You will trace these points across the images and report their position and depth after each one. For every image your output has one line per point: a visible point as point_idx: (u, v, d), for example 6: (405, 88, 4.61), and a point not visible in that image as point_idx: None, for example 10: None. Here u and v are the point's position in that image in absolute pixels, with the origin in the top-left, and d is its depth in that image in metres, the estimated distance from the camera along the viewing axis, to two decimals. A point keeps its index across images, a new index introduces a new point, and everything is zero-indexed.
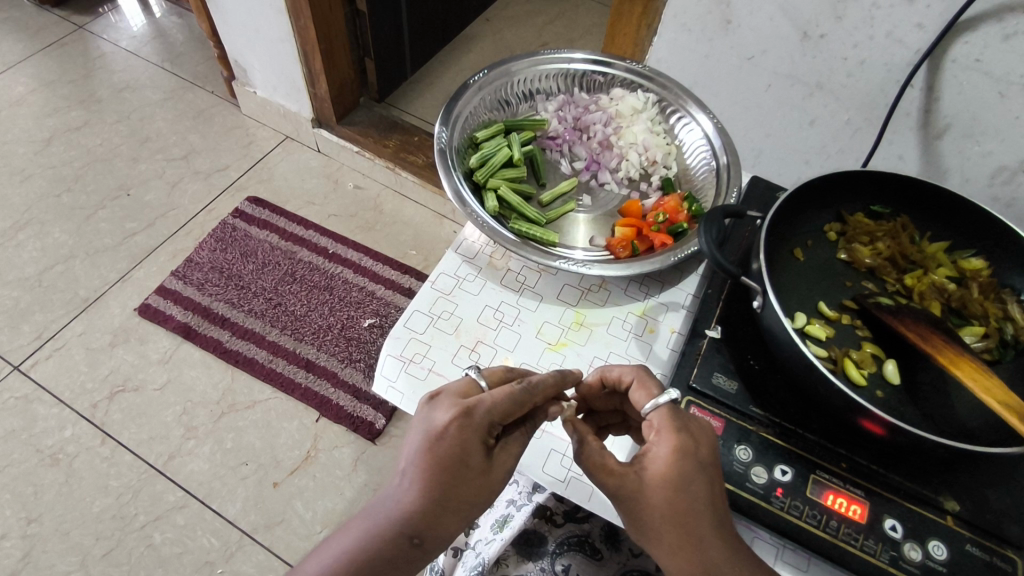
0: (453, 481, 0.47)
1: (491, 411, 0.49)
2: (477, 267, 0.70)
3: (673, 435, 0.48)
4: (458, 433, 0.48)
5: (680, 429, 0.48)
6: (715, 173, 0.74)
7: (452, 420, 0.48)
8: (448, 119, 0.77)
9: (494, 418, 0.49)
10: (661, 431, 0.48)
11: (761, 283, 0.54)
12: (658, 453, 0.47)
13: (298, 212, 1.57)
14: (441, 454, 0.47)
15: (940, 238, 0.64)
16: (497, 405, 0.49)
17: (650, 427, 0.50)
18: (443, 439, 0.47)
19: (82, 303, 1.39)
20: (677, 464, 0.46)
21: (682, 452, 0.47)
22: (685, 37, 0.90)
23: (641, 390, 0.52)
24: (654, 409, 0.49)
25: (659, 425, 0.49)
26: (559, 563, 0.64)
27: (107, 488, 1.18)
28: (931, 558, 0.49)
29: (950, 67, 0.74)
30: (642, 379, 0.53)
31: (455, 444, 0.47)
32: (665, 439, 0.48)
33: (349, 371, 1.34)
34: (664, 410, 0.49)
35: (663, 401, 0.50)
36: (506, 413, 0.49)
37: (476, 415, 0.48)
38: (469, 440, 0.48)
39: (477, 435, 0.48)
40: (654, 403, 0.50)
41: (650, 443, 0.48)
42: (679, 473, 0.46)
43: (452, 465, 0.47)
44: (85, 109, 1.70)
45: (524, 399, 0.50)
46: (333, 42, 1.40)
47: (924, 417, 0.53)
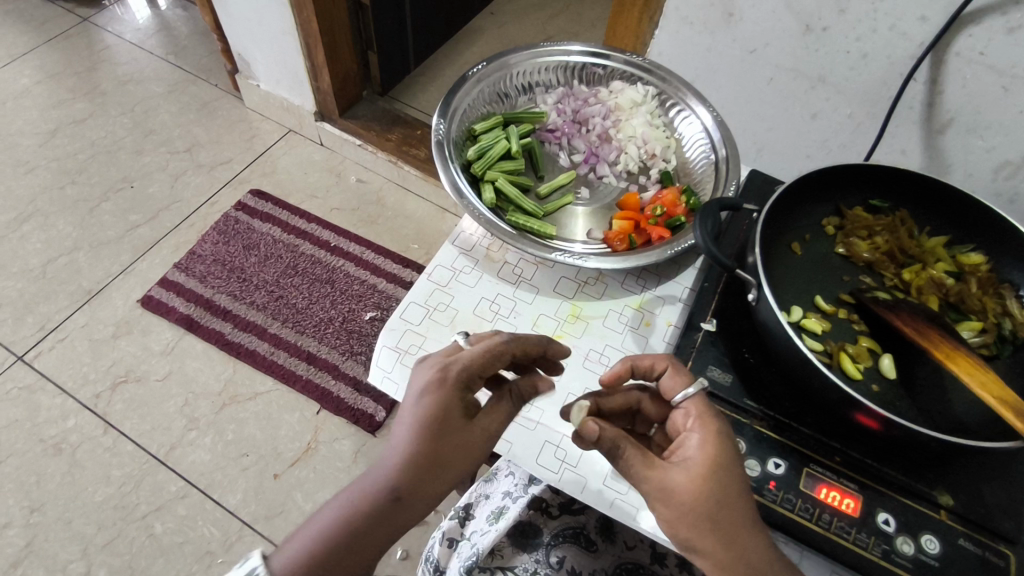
0: (435, 429, 0.47)
1: (474, 362, 0.50)
2: (474, 259, 0.70)
3: (711, 419, 0.50)
4: (437, 390, 0.48)
5: (716, 419, 0.50)
6: (714, 167, 0.74)
7: (439, 368, 0.49)
8: (446, 111, 0.77)
9: (480, 371, 0.50)
10: (702, 416, 0.50)
11: (756, 277, 0.54)
12: (699, 440, 0.49)
13: (301, 205, 1.57)
14: (422, 405, 0.48)
15: (940, 232, 0.63)
16: (475, 358, 0.50)
17: (684, 416, 0.51)
18: (426, 387, 0.49)
19: (85, 294, 1.39)
20: (720, 451, 0.48)
21: (720, 436, 0.49)
22: (687, 30, 0.90)
23: (675, 377, 0.52)
24: (693, 395, 0.51)
25: (698, 414, 0.50)
26: (553, 555, 0.65)
27: (109, 478, 1.19)
28: (924, 552, 0.49)
29: (953, 60, 0.73)
30: (675, 368, 0.53)
31: (440, 394, 0.48)
32: (707, 425, 0.49)
33: (349, 364, 1.34)
34: (699, 400, 0.51)
35: (696, 391, 0.51)
36: (484, 362, 0.50)
37: (453, 370, 0.49)
38: (454, 387, 0.48)
39: (457, 391, 0.49)
40: (694, 388, 0.51)
41: (687, 433, 0.50)
42: (724, 460, 0.48)
43: (431, 416, 0.47)
44: (90, 101, 1.70)
45: (506, 348, 0.51)
46: (337, 35, 1.40)
47: (919, 411, 0.53)
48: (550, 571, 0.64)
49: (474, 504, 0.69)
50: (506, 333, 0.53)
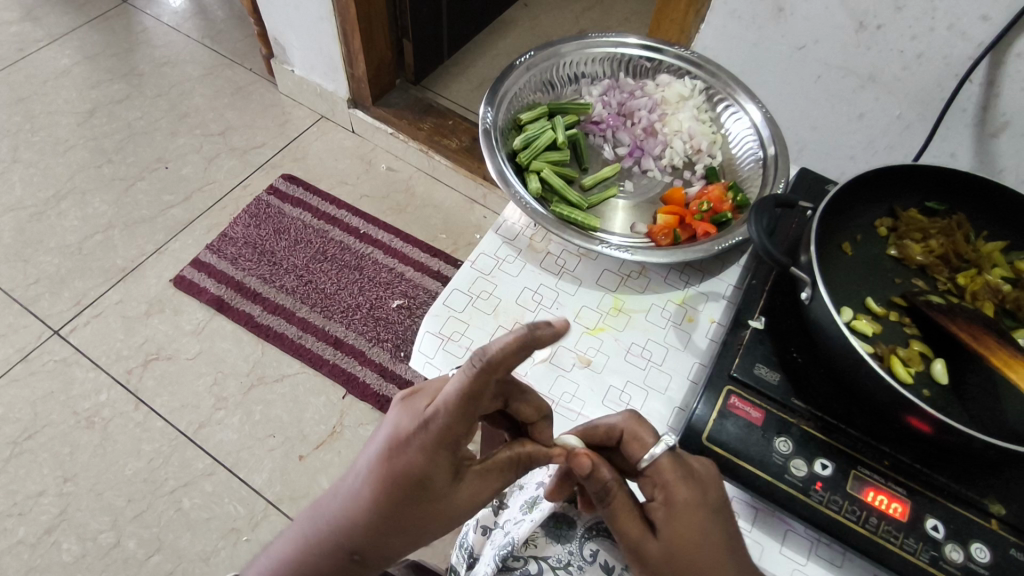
0: (415, 497, 0.46)
1: (451, 417, 0.42)
2: (517, 249, 0.70)
3: (678, 486, 0.48)
4: (414, 447, 0.44)
5: (683, 480, 0.48)
6: (761, 164, 0.73)
7: (417, 423, 0.44)
8: (493, 100, 0.77)
9: (462, 426, 0.43)
10: (667, 484, 0.49)
11: (810, 275, 0.53)
12: (666, 510, 0.48)
13: (331, 191, 1.58)
14: (398, 466, 0.45)
15: (997, 237, 0.62)
16: (452, 414, 0.42)
17: (654, 482, 0.49)
18: (405, 447, 0.45)
19: (119, 272, 1.42)
20: (689, 520, 0.47)
21: (689, 504, 0.48)
22: (734, 24, 0.88)
23: (636, 443, 0.51)
24: (658, 456, 0.49)
25: (664, 480, 0.49)
26: (587, 547, 0.63)
27: (140, 452, 1.21)
28: (974, 560, 0.48)
29: (1014, 61, 0.71)
30: (634, 430, 0.52)
31: (420, 457, 0.44)
32: (675, 497, 0.48)
33: (375, 350, 1.35)
34: (664, 464, 0.49)
35: (660, 454, 0.49)
36: (459, 413, 0.42)
37: (432, 428, 0.44)
38: (437, 446, 0.44)
39: (436, 453, 0.44)
40: (655, 453, 0.50)
41: (656, 501, 0.49)
42: (694, 528, 0.47)
43: (410, 481, 0.45)
44: (127, 82, 1.73)
45: (484, 388, 0.40)
46: (374, 22, 1.41)
47: (972, 419, 0.52)
48: (584, 564, 0.62)
49: (509, 494, 0.70)
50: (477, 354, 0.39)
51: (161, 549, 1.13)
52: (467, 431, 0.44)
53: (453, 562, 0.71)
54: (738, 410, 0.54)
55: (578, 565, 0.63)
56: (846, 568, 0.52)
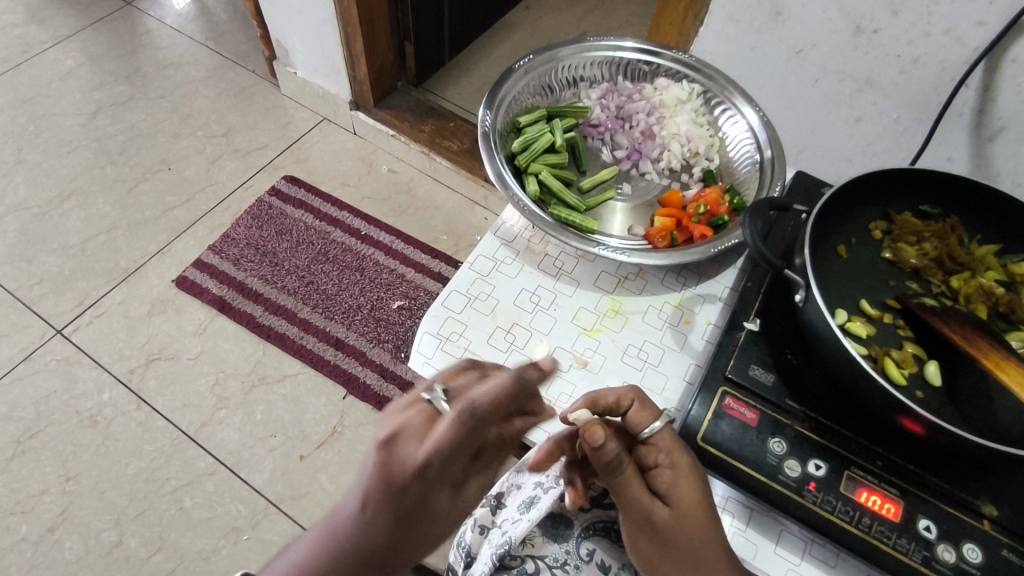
0: (425, 526, 0.47)
1: (452, 452, 0.44)
2: (515, 250, 0.71)
3: (680, 455, 0.51)
4: (416, 484, 0.45)
5: (685, 449, 0.51)
6: (758, 167, 0.74)
7: (416, 467, 0.44)
8: (492, 103, 0.77)
9: (461, 454, 0.45)
10: (672, 453, 0.51)
11: (805, 278, 0.54)
12: (673, 476, 0.50)
13: (332, 192, 1.59)
14: (404, 503, 0.46)
15: (990, 240, 0.62)
16: (451, 449, 0.44)
17: (656, 451, 0.51)
18: (409, 489, 0.45)
19: (122, 273, 1.43)
20: (694, 485, 0.50)
21: (693, 470, 0.50)
22: (733, 28, 0.89)
23: (641, 413, 0.52)
24: (661, 430, 0.51)
25: (668, 449, 0.51)
26: (584, 546, 0.64)
27: (142, 452, 1.22)
28: (966, 561, 0.48)
29: (1010, 66, 0.72)
30: (640, 401, 0.53)
31: (422, 491, 0.45)
32: (679, 464, 0.50)
33: (376, 351, 1.36)
34: (668, 435, 0.51)
35: (665, 424, 0.52)
36: (461, 447, 0.44)
37: (433, 465, 0.44)
38: (441, 481, 0.45)
39: (440, 482, 0.45)
40: (661, 423, 0.52)
41: (660, 469, 0.50)
42: (698, 493, 0.50)
43: (418, 515, 0.46)
44: (131, 84, 1.74)
45: (479, 424, 0.43)
46: (376, 25, 1.42)
47: (963, 420, 0.52)
48: (581, 563, 0.63)
49: (505, 493, 0.69)
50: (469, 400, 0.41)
51: (162, 547, 1.14)
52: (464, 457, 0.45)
53: (451, 562, 0.72)
54: (733, 411, 0.55)
55: (575, 564, 0.63)
56: (841, 568, 0.53)
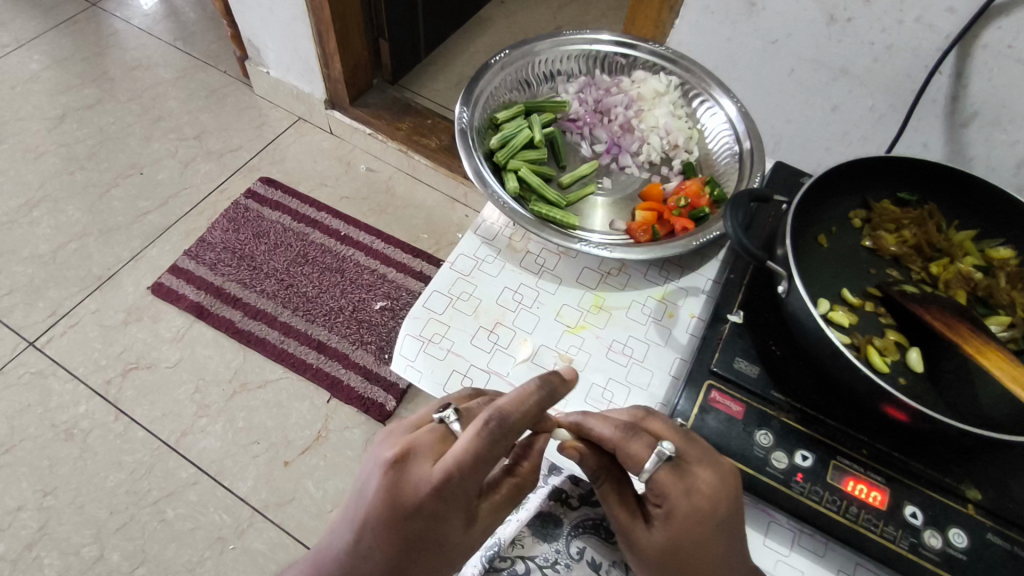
0: (431, 553, 0.46)
1: (462, 475, 0.44)
2: (496, 248, 0.70)
3: (678, 499, 0.46)
4: (432, 508, 0.44)
5: (686, 494, 0.46)
6: (737, 159, 0.74)
7: (426, 490, 0.44)
8: (469, 99, 0.76)
9: (477, 477, 0.44)
10: (668, 496, 0.46)
11: (786, 268, 0.54)
12: (665, 514, 0.47)
13: (310, 194, 1.57)
14: (414, 530, 0.45)
15: (968, 226, 0.63)
16: (472, 471, 0.44)
17: (653, 490, 0.47)
18: (415, 513, 0.44)
19: (95, 281, 1.39)
20: (688, 529, 0.46)
21: (691, 515, 0.46)
22: (708, 20, 0.89)
23: (627, 457, 0.47)
24: (654, 472, 0.46)
25: (663, 492, 0.46)
26: (573, 545, 0.63)
27: (121, 463, 1.20)
28: (951, 546, 0.49)
29: (981, 53, 0.72)
30: (625, 446, 0.47)
31: (434, 518, 0.45)
32: (675, 508, 0.46)
33: (359, 353, 1.34)
34: (663, 477, 0.46)
35: (657, 468, 0.46)
36: (474, 472, 0.44)
37: (450, 488, 0.44)
38: (451, 506, 0.44)
39: (456, 505, 0.45)
40: (652, 467, 0.46)
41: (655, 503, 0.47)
42: (692, 536, 0.46)
43: (425, 541, 0.45)
44: (98, 87, 1.69)
45: (501, 443, 0.44)
46: (349, 22, 1.39)
47: (947, 406, 0.53)
48: (571, 562, 0.62)
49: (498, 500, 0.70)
50: (494, 417, 0.43)
51: (145, 560, 1.12)
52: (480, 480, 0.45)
53: None
54: (718, 405, 0.55)
55: (565, 563, 0.62)
56: (830, 558, 0.53)
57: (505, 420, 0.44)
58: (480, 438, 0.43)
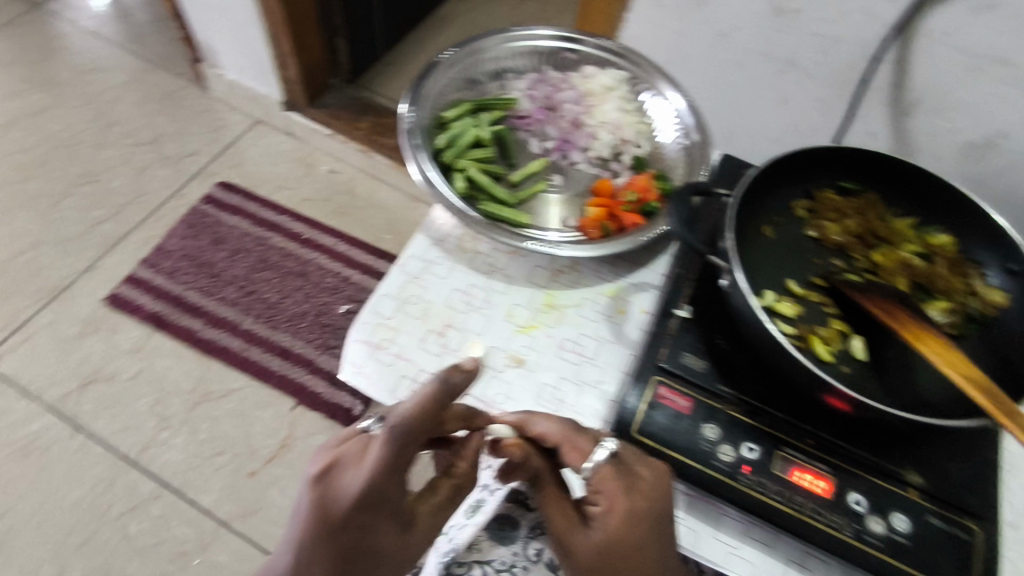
0: (367, 565, 0.45)
1: (381, 482, 0.43)
2: (446, 250, 0.69)
3: (619, 496, 0.47)
4: (357, 517, 0.43)
5: (627, 491, 0.47)
6: (686, 151, 0.74)
7: (348, 501, 0.43)
8: (415, 97, 0.76)
9: (394, 480, 0.43)
10: (609, 494, 0.47)
11: (728, 262, 0.54)
12: (606, 513, 0.47)
13: (270, 197, 1.53)
14: (345, 542, 0.44)
15: (908, 213, 0.63)
16: (386, 476, 0.43)
17: (595, 490, 0.48)
18: (342, 525, 0.43)
19: (47, 293, 1.35)
20: (627, 529, 0.46)
21: (632, 514, 0.46)
22: (658, 13, 0.88)
23: (573, 453, 0.49)
24: (598, 465, 0.48)
25: (606, 490, 0.47)
26: (531, 546, 0.63)
27: (79, 481, 1.16)
28: (895, 531, 0.49)
29: (922, 40, 0.73)
30: (572, 439, 0.50)
31: (361, 527, 0.44)
32: (615, 506, 0.47)
33: (324, 358, 1.32)
34: (606, 473, 0.47)
35: (601, 463, 0.48)
36: (392, 476, 0.43)
37: (369, 495, 0.43)
38: (377, 513, 0.44)
39: (381, 510, 0.44)
40: (596, 461, 0.48)
41: (596, 504, 0.48)
42: (631, 536, 0.46)
43: (359, 550, 0.44)
44: (46, 92, 1.63)
45: (407, 445, 0.42)
46: (302, 21, 1.36)
47: (889, 393, 0.53)
48: (528, 564, 0.62)
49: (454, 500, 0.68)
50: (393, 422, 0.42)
51: None
52: (399, 482, 0.44)
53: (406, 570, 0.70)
54: (666, 400, 0.54)
55: (522, 565, 0.62)
56: (780, 548, 0.53)
57: (406, 422, 0.42)
58: (384, 444, 0.42)
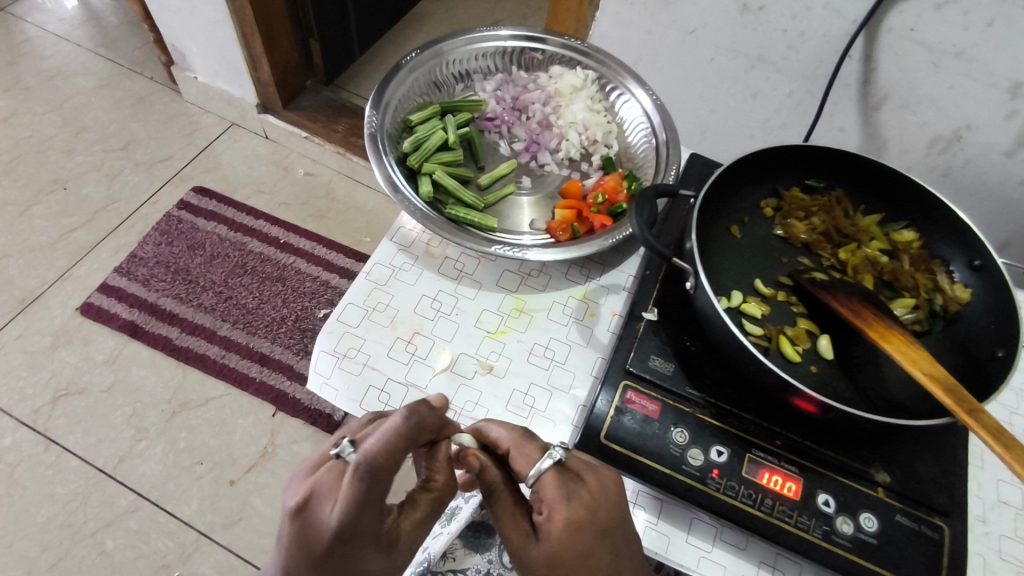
0: None
1: (359, 513, 0.40)
2: (413, 256, 0.68)
3: (558, 505, 0.45)
4: (340, 550, 0.40)
5: (567, 499, 0.45)
6: (654, 150, 0.74)
7: (328, 536, 0.39)
8: (378, 103, 0.74)
9: (373, 509, 0.41)
10: (550, 503, 0.45)
11: (693, 265, 0.53)
12: (547, 524, 0.45)
13: (246, 201, 1.51)
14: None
15: (873, 210, 0.63)
16: (363, 508, 0.40)
17: (539, 498, 0.46)
18: (323, 559, 0.40)
19: (18, 305, 1.32)
20: (569, 538, 0.44)
21: (572, 522, 0.44)
22: (627, 11, 0.88)
23: (520, 459, 0.48)
24: (540, 473, 0.46)
25: (547, 498, 0.46)
26: (506, 553, 0.63)
27: (54, 496, 1.14)
28: (863, 530, 0.49)
29: (885, 37, 0.73)
30: (521, 446, 0.49)
31: (344, 560, 0.40)
32: (555, 515, 0.45)
33: (304, 363, 1.30)
34: (548, 480, 0.46)
35: (544, 469, 0.46)
36: (368, 507, 0.40)
37: (350, 529, 0.40)
38: (359, 544, 0.41)
39: (366, 539, 0.41)
40: (537, 469, 0.47)
41: (541, 513, 0.46)
42: (573, 545, 0.44)
43: None
44: (14, 98, 1.60)
45: (376, 479, 0.40)
46: (274, 23, 1.34)
47: (857, 391, 0.53)
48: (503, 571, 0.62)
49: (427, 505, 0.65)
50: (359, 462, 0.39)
51: None
52: (378, 509, 0.41)
53: None
54: (634, 405, 0.54)
55: (497, 572, 0.62)
56: (750, 551, 0.53)
57: (371, 461, 0.40)
58: (356, 477, 0.39)
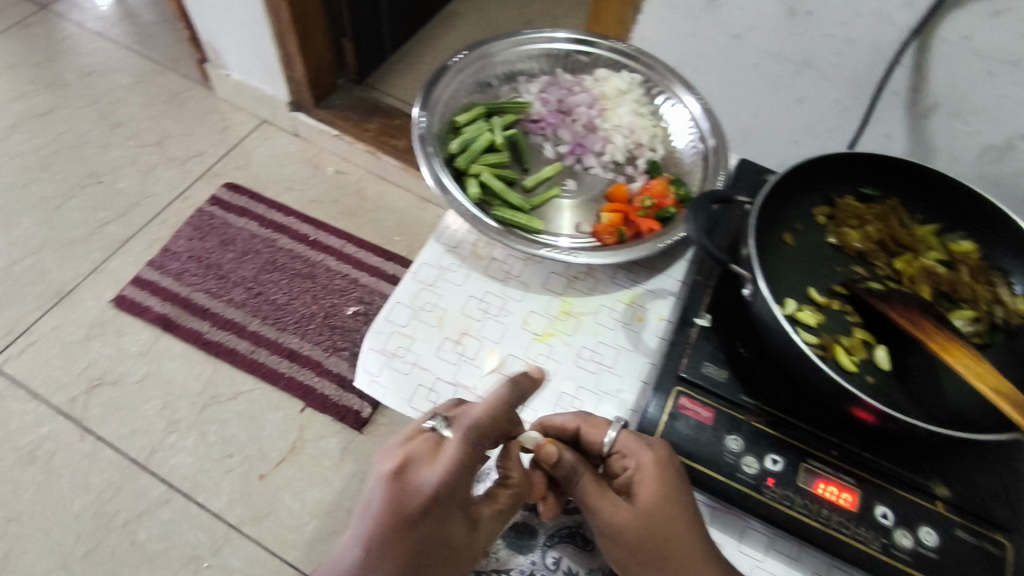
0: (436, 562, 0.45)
1: (454, 478, 0.46)
2: (460, 256, 0.68)
3: (645, 453, 0.49)
4: (432, 509, 0.45)
5: (649, 446, 0.50)
6: (702, 156, 0.73)
7: (424, 495, 0.45)
8: (427, 102, 0.74)
9: (467, 475, 0.47)
10: (635, 453, 0.49)
11: (750, 270, 0.53)
12: (638, 475, 0.49)
13: (277, 198, 1.53)
14: (418, 538, 0.45)
15: (929, 220, 0.63)
16: (462, 470, 0.46)
17: (621, 456, 0.50)
18: (419, 518, 0.45)
19: (53, 296, 1.35)
20: (661, 482, 0.48)
21: (660, 467, 0.49)
22: (671, 14, 0.87)
23: (595, 428, 0.52)
24: (619, 435, 0.50)
25: (632, 450, 0.50)
26: (550, 555, 0.57)
27: (87, 485, 1.16)
28: (922, 544, 0.49)
29: (939, 45, 0.72)
30: (590, 419, 0.53)
31: (435, 523, 0.45)
32: (643, 462, 0.49)
33: (332, 360, 1.31)
34: (627, 435, 0.50)
35: (621, 428, 0.51)
36: (466, 472, 0.47)
37: (447, 490, 0.46)
38: (450, 506, 0.46)
39: (455, 506, 0.47)
40: (615, 431, 0.51)
41: (627, 470, 0.50)
42: (666, 488, 0.48)
43: (434, 547, 0.45)
44: (53, 93, 1.63)
45: (478, 445, 0.48)
46: (308, 22, 1.35)
47: (915, 403, 0.52)
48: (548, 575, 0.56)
49: None
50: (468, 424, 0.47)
51: None
52: (470, 479, 0.47)
53: None
54: (687, 411, 0.54)
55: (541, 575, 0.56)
56: (805, 562, 0.52)
57: (477, 424, 0.48)
58: (463, 440, 0.47)
